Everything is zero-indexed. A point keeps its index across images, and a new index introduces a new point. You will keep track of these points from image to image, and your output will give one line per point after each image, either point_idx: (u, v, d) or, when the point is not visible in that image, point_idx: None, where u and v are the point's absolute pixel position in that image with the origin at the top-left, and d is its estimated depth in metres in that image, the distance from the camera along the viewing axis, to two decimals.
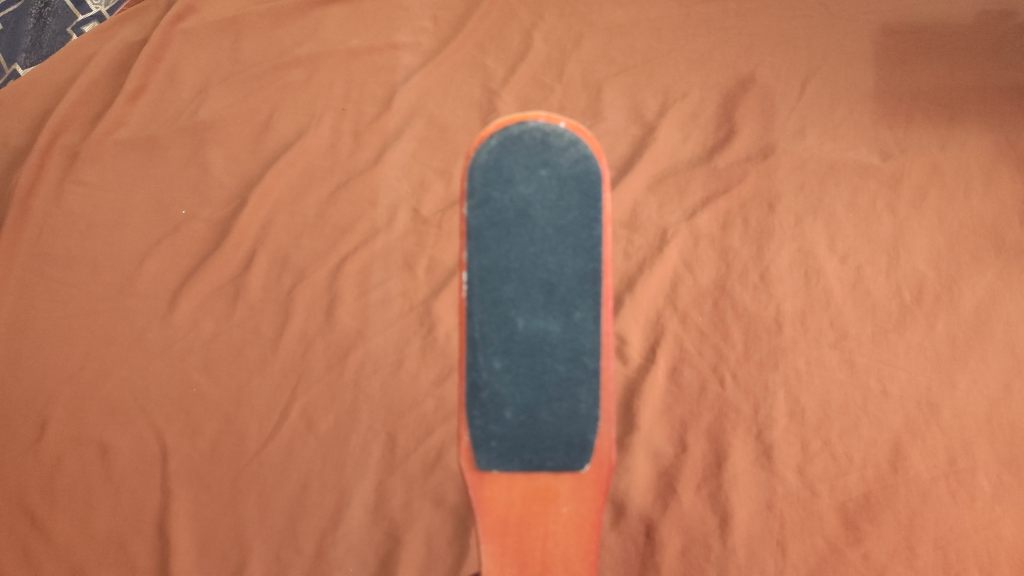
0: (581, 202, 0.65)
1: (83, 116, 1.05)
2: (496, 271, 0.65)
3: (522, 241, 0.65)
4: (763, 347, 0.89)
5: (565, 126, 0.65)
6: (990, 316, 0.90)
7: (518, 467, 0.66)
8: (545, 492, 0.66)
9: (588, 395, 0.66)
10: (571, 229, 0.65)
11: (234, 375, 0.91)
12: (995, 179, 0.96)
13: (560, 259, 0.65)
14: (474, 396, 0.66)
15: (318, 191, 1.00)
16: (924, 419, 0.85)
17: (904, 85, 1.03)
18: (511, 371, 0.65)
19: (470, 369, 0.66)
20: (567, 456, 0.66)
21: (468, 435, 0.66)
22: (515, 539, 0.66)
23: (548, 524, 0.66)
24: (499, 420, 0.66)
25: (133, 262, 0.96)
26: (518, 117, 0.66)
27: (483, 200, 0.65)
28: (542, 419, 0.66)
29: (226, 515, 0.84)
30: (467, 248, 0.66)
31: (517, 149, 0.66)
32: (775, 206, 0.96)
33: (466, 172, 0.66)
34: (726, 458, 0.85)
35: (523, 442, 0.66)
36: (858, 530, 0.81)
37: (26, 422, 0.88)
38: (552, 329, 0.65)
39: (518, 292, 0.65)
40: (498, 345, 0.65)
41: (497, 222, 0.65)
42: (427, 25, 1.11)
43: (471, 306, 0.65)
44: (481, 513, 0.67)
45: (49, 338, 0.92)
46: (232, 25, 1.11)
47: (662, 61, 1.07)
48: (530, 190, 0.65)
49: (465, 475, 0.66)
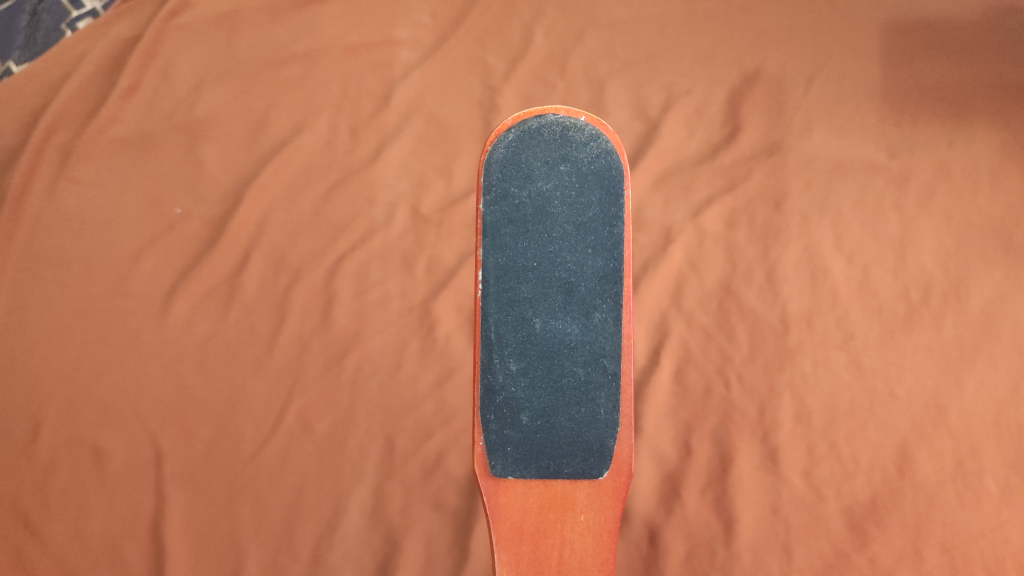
0: (602, 199, 0.66)
1: (74, 116, 1.02)
2: (513, 269, 0.65)
3: (541, 239, 0.65)
4: (770, 348, 0.88)
5: (585, 121, 0.67)
6: (999, 317, 0.88)
7: (534, 474, 0.65)
8: (562, 499, 0.66)
9: (607, 399, 0.65)
10: (591, 227, 0.66)
11: (229, 377, 0.89)
12: (1003, 178, 0.95)
13: (580, 258, 0.65)
14: (489, 400, 0.65)
15: (314, 189, 0.98)
16: (932, 421, 0.84)
17: (911, 82, 1.01)
18: (528, 374, 0.65)
19: (485, 371, 0.65)
20: (585, 463, 0.65)
21: (483, 440, 0.65)
22: (530, 547, 0.66)
23: (565, 532, 0.66)
24: (514, 425, 0.65)
25: (126, 262, 0.94)
26: (537, 111, 0.67)
27: (500, 196, 0.66)
28: (559, 424, 0.65)
29: (222, 520, 0.83)
30: (483, 247, 0.66)
31: (535, 144, 0.67)
32: (782, 205, 0.95)
33: (484, 166, 0.66)
34: (731, 463, 0.83)
35: (540, 447, 0.65)
36: (865, 534, 0.80)
37: (19, 426, 0.86)
38: (571, 329, 0.65)
39: (535, 292, 0.65)
40: (515, 347, 0.65)
41: (515, 219, 0.65)
42: (427, 20, 1.08)
43: (487, 307, 0.65)
44: (495, 520, 0.66)
45: (43, 340, 0.90)
46: (226, 20, 1.07)
47: (665, 56, 1.04)
48: (549, 186, 0.66)
49: (480, 481, 0.66)
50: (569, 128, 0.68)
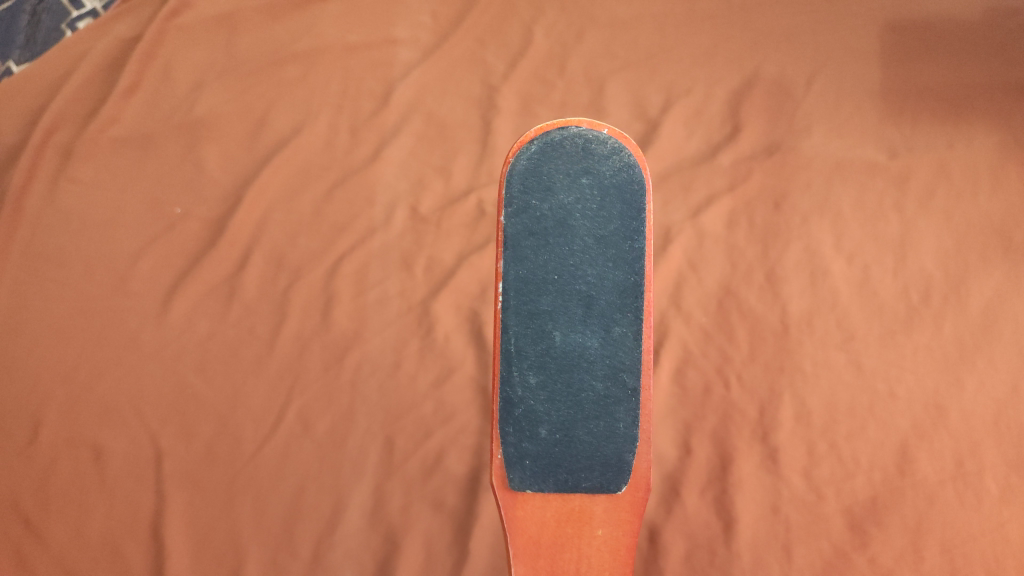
0: (623, 212, 0.66)
1: (74, 115, 1.02)
2: (533, 282, 0.65)
3: (562, 251, 0.65)
4: (769, 348, 0.88)
5: (608, 135, 0.67)
6: (999, 317, 0.88)
7: (551, 487, 0.65)
8: (579, 513, 0.66)
9: (626, 413, 0.66)
10: (611, 240, 0.66)
11: (228, 377, 0.89)
12: (1002, 178, 0.95)
13: (599, 271, 0.65)
14: (508, 412, 0.65)
15: (314, 189, 0.98)
16: (932, 421, 0.84)
17: (910, 82, 1.01)
18: (547, 387, 0.65)
19: (504, 384, 0.65)
20: (603, 477, 0.65)
21: (502, 453, 0.65)
22: (547, 561, 0.65)
23: (582, 546, 0.65)
24: (533, 438, 0.65)
25: (126, 261, 0.94)
26: (559, 123, 0.68)
27: (522, 208, 0.66)
28: (578, 438, 0.65)
29: (221, 519, 0.83)
30: (504, 258, 0.66)
31: (558, 157, 0.67)
32: (781, 205, 0.95)
33: (506, 178, 0.66)
34: (731, 463, 0.83)
35: (558, 460, 0.65)
36: (865, 534, 0.80)
37: (19, 426, 0.86)
38: (591, 343, 0.65)
39: (555, 305, 0.65)
40: (534, 359, 0.65)
41: (536, 232, 0.65)
42: (427, 20, 1.08)
43: (507, 319, 0.65)
44: (512, 534, 0.66)
45: (43, 339, 0.90)
46: (226, 21, 1.07)
47: (665, 56, 1.04)
48: (570, 199, 0.66)
49: (498, 494, 0.66)
50: (591, 141, 0.68)
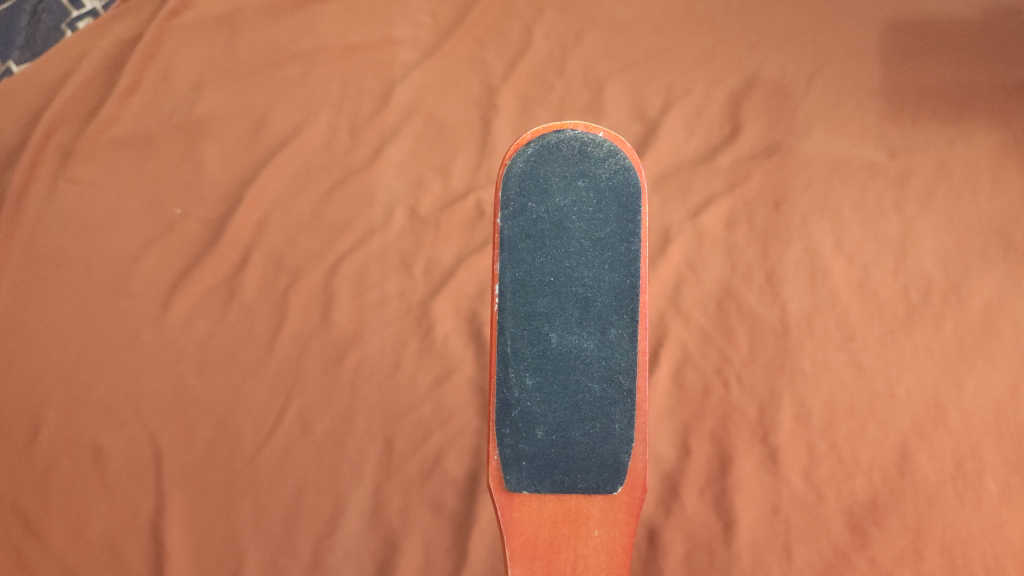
0: (619, 215, 0.66)
1: (74, 116, 1.02)
2: (530, 284, 0.65)
3: (558, 253, 0.65)
4: (769, 349, 0.88)
5: (603, 137, 0.67)
6: (999, 317, 0.88)
7: (548, 488, 0.65)
8: (575, 514, 0.66)
9: (622, 415, 0.65)
10: (608, 243, 0.66)
11: (227, 377, 0.89)
12: (1002, 178, 0.95)
13: (595, 273, 0.65)
14: (505, 413, 0.65)
15: (313, 190, 0.98)
16: (932, 421, 0.84)
17: (909, 81, 1.01)
18: (543, 389, 0.65)
19: (501, 385, 0.65)
20: (599, 478, 0.65)
21: (499, 454, 0.65)
22: (544, 562, 0.65)
23: (579, 546, 0.66)
24: (529, 439, 0.65)
25: (126, 262, 0.94)
26: (555, 126, 0.67)
27: (518, 211, 0.66)
28: (574, 439, 0.65)
29: (221, 520, 0.83)
30: (501, 260, 0.66)
31: (554, 159, 0.67)
32: (781, 205, 0.95)
33: (502, 180, 0.66)
34: (731, 463, 0.83)
35: (554, 462, 0.65)
36: (865, 534, 0.80)
37: (19, 427, 0.86)
38: (587, 345, 0.65)
39: (552, 307, 0.65)
40: (530, 361, 0.65)
41: (532, 234, 0.65)
42: (426, 20, 1.08)
43: (504, 321, 0.65)
44: (509, 535, 0.66)
45: (42, 339, 0.90)
46: (226, 21, 1.07)
47: (665, 57, 1.04)
48: (566, 201, 0.66)
49: (495, 495, 0.66)
50: (587, 144, 0.68)
